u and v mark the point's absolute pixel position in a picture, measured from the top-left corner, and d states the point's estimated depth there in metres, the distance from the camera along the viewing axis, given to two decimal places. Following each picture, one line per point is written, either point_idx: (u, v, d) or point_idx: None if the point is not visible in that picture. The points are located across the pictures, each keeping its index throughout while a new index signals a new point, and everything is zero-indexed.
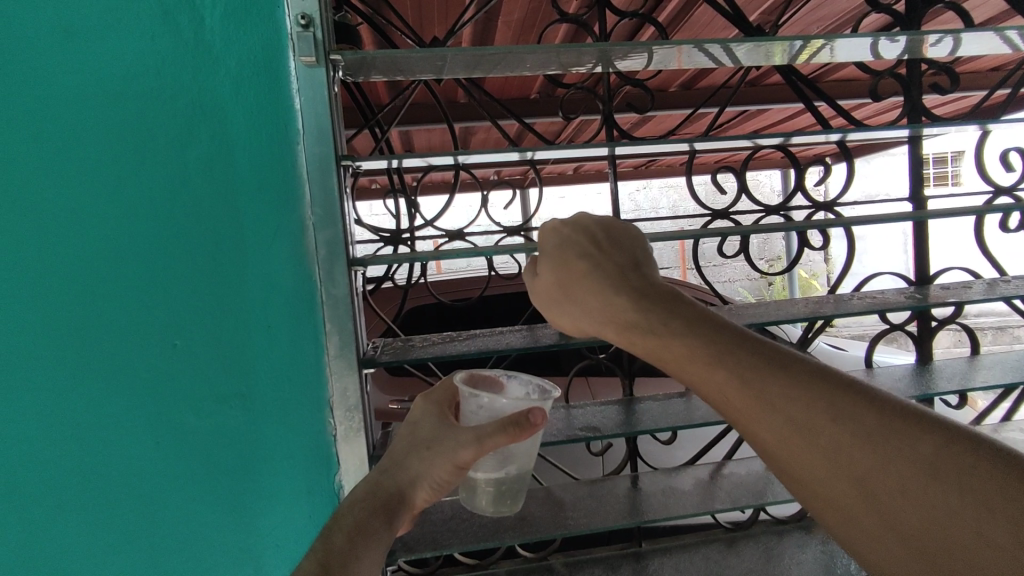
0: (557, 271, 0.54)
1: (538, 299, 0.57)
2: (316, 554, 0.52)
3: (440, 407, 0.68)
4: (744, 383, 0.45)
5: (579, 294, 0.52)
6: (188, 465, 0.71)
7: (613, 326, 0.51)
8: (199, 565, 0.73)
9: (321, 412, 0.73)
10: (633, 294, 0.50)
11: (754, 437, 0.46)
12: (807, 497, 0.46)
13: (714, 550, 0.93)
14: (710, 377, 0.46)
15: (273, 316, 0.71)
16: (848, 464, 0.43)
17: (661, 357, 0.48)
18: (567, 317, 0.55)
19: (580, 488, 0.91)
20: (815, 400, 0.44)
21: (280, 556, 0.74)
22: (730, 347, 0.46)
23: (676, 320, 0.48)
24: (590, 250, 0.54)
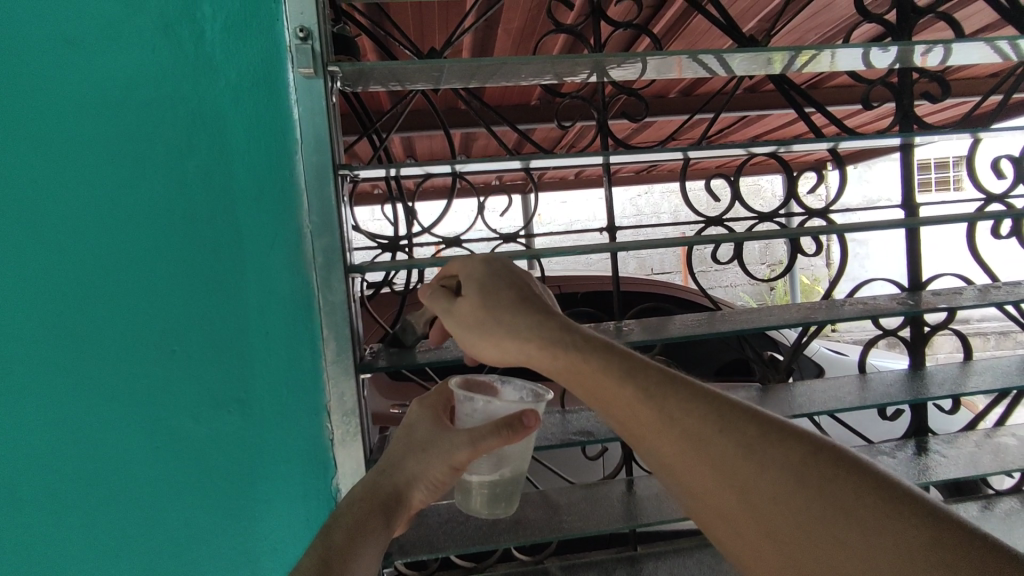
0: (483, 296, 0.58)
1: (452, 325, 0.59)
2: (315, 553, 0.53)
3: (435, 411, 0.69)
4: (649, 399, 0.54)
5: (506, 315, 0.56)
6: (187, 469, 0.72)
7: (536, 350, 0.56)
8: (197, 567, 0.74)
9: (319, 416, 0.74)
10: (558, 320, 0.56)
11: (655, 450, 0.55)
12: (702, 506, 0.53)
13: (708, 553, 0.94)
14: (622, 395, 0.54)
15: (270, 321, 0.73)
16: (732, 471, 0.51)
17: (578, 379, 0.56)
18: (488, 341, 0.57)
19: (575, 492, 0.92)
20: (707, 415, 0.53)
21: (277, 558, 0.75)
22: (641, 369, 0.55)
23: (594, 343, 0.56)
24: (514, 283, 0.60)
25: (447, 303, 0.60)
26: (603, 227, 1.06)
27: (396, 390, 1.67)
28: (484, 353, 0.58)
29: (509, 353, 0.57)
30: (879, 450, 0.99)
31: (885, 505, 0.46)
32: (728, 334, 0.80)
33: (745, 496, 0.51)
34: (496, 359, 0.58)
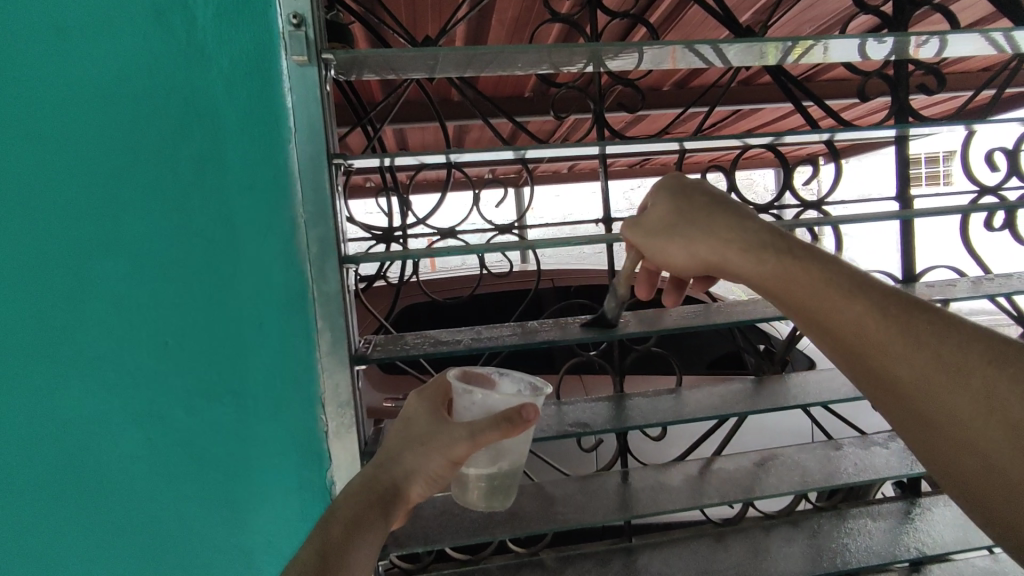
0: (678, 204, 0.59)
1: (640, 239, 0.61)
2: (308, 550, 0.52)
3: (434, 404, 0.69)
4: (888, 318, 0.50)
5: (706, 220, 0.57)
6: (181, 462, 0.72)
7: (741, 257, 0.55)
8: (191, 561, 0.74)
9: (314, 409, 0.73)
10: (762, 230, 0.55)
11: (889, 378, 0.51)
12: (936, 437, 0.50)
13: (703, 544, 0.94)
14: (855, 314, 0.51)
15: (265, 312, 0.72)
16: (994, 406, 0.48)
17: (799, 293, 0.53)
18: (680, 244, 0.58)
19: (571, 483, 0.92)
20: (959, 343, 0.49)
21: (273, 551, 0.75)
22: (869, 286, 0.52)
23: (811, 256, 0.53)
24: (707, 193, 0.60)
25: (637, 219, 0.62)
26: (598, 218, 1.05)
27: (389, 383, 1.67)
28: (673, 261, 0.59)
29: (706, 257, 0.57)
30: (872, 440, 1.00)
31: None
32: (725, 325, 0.80)
33: (995, 429, 0.48)
34: (682, 266, 0.59)
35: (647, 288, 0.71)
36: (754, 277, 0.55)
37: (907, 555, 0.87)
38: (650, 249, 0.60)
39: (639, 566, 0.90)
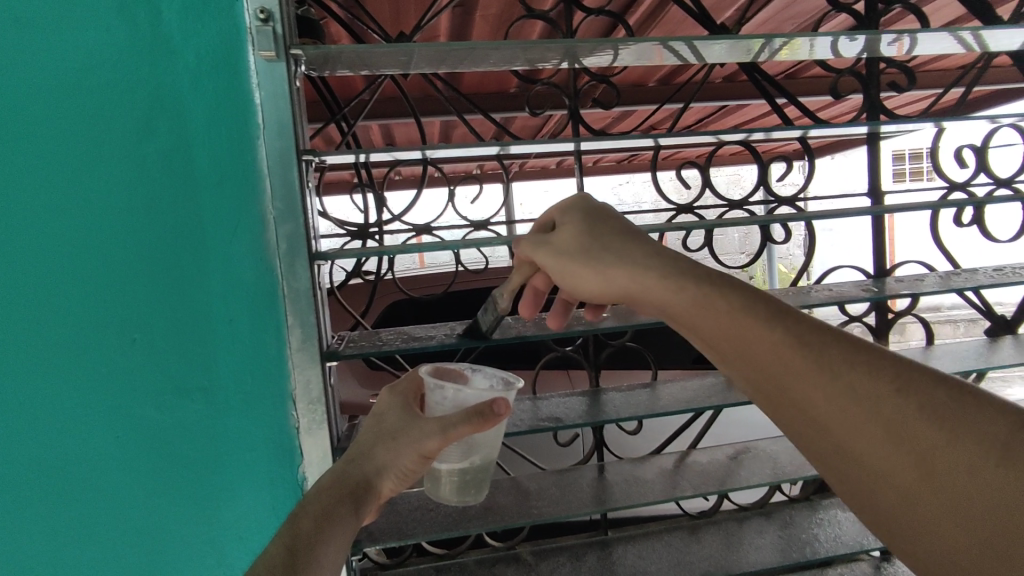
0: (587, 226, 0.57)
1: (546, 258, 0.59)
2: (283, 541, 0.52)
3: (405, 399, 0.69)
4: (801, 345, 0.46)
5: (616, 244, 0.55)
6: (153, 460, 0.72)
7: (653, 283, 0.52)
8: (161, 558, 0.73)
9: (285, 403, 0.75)
10: (671, 256, 0.53)
11: (805, 409, 0.46)
12: (856, 476, 0.44)
13: (677, 537, 0.95)
14: (766, 339, 0.47)
15: (236, 307, 0.72)
16: (912, 442, 0.42)
17: (709, 320, 0.50)
18: (593, 269, 0.55)
19: (546, 478, 0.92)
20: (874, 371, 0.44)
21: (244, 547, 0.76)
22: (779, 312, 0.48)
23: (720, 281, 0.50)
24: (618, 220, 0.59)
25: (544, 240, 0.60)
26: None
27: (372, 380, 1.66)
28: (582, 285, 0.56)
29: (618, 285, 0.54)
30: None
31: None
32: None
33: (913, 466, 0.41)
34: (593, 292, 0.56)
35: (530, 309, 0.67)
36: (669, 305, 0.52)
37: (876, 544, 0.89)
38: (556, 271, 0.58)
39: (614, 559, 0.91)
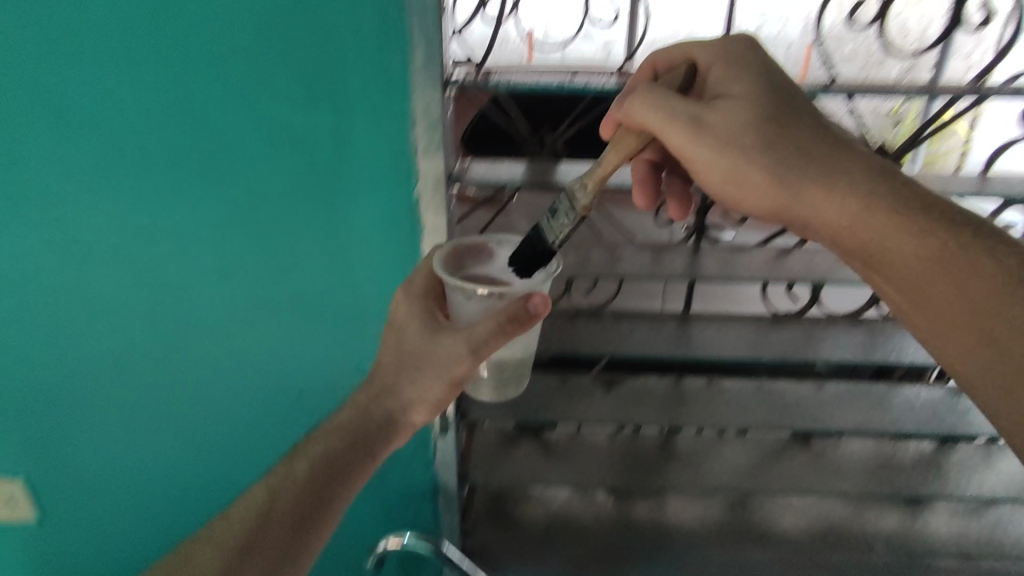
0: (759, 120, 0.64)
1: (700, 153, 0.65)
2: (313, 477, 0.76)
3: (425, 303, 0.75)
4: (932, 250, 0.63)
5: (790, 152, 0.64)
6: (293, 167, 0.81)
7: (828, 201, 0.64)
8: (305, 250, 0.86)
9: (405, 125, 0.79)
10: (847, 180, 0.63)
11: (921, 297, 0.65)
12: (952, 338, 0.64)
13: (757, 324, 0.97)
14: (908, 246, 0.63)
15: (363, 21, 0.73)
16: (992, 316, 0.61)
17: (869, 229, 0.64)
18: (767, 174, 0.64)
19: (638, 248, 0.93)
20: (981, 264, 0.62)
21: (371, 252, 0.86)
22: (929, 221, 0.63)
23: (888, 202, 0.63)
24: (798, 110, 0.65)
25: (682, 104, 0.65)
26: None
27: None
28: (746, 185, 0.65)
29: (808, 209, 0.65)
30: None
31: None
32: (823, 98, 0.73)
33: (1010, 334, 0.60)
34: (762, 199, 0.65)
35: (646, 202, 0.81)
36: (888, 245, 0.64)
37: None
38: (710, 161, 0.65)
39: (690, 334, 0.95)
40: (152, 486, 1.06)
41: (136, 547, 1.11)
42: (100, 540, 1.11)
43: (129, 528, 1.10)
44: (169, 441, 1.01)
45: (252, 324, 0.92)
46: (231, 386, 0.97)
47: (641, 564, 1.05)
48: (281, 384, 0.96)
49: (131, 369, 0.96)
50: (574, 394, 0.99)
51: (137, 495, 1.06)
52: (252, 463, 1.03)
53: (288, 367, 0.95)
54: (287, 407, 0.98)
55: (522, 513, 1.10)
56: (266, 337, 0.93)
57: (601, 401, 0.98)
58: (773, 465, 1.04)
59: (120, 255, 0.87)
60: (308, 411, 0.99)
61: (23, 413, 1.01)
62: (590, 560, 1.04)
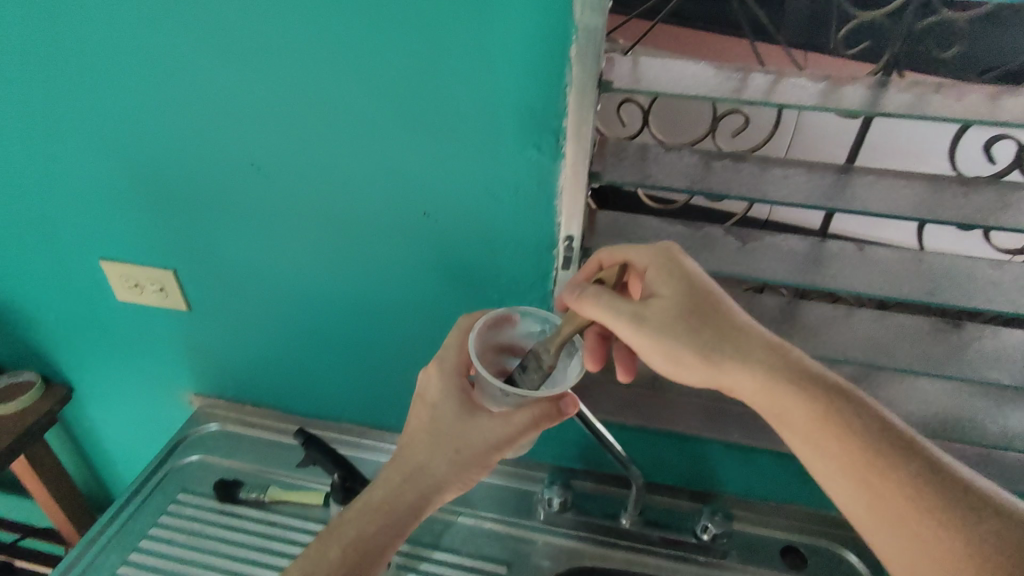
0: (677, 308, 0.74)
1: (639, 340, 0.74)
2: (355, 550, 0.78)
3: (459, 380, 0.80)
4: (823, 416, 0.70)
5: (699, 335, 0.73)
6: None
7: (733, 368, 0.72)
8: (427, 71, 0.73)
9: None
10: (743, 351, 0.72)
11: (816, 468, 0.72)
12: (843, 500, 0.71)
13: (939, 182, 0.80)
14: (800, 413, 0.71)
15: None
16: (878, 489, 0.68)
17: (770, 400, 0.72)
18: (679, 356, 0.73)
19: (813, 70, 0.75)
20: (868, 435, 0.69)
21: (502, 78, 0.72)
22: (817, 391, 0.71)
23: (785, 375, 0.71)
24: (708, 294, 0.74)
25: (615, 297, 0.73)
26: None
27: None
28: (665, 358, 0.74)
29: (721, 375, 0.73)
30: None
31: (977, 508, 0.64)
32: None
33: (889, 501, 0.67)
34: (677, 369, 0.75)
35: (593, 360, 0.84)
36: (783, 408, 0.72)
37: None
38: (646, 346, 0.74)
39: (850, 186, 0.80)
40: (254, 324, 1.05)
41: (252, 364, 1.12)
42: (216, 354, 1.13)
43: (244, 345, 1.09)
44: (282, 263, 0.95)
45: (360, 163, 0.82)
46: (343, 208, 0.87)
47: (742, 424, 1.03)
48: (386, 234, 0.88)
49: (243, 179, 0.87)
50: (709, 245, 0.90)
51: (250, 316, 1.04)
52: (364, 295, 0.96)
53: (397, 224, 0.87)
54: (392, 260, 0.91)
55: None
56: (383, 151, 0.80)
57: (739, 257, 0.88)
58: (907, 345, 0.93)
59: (220, 67, 0.77)
60: (423, 241, 0.88)
61: (138, 220, 0.96)
62: (688, 415, 1.04)
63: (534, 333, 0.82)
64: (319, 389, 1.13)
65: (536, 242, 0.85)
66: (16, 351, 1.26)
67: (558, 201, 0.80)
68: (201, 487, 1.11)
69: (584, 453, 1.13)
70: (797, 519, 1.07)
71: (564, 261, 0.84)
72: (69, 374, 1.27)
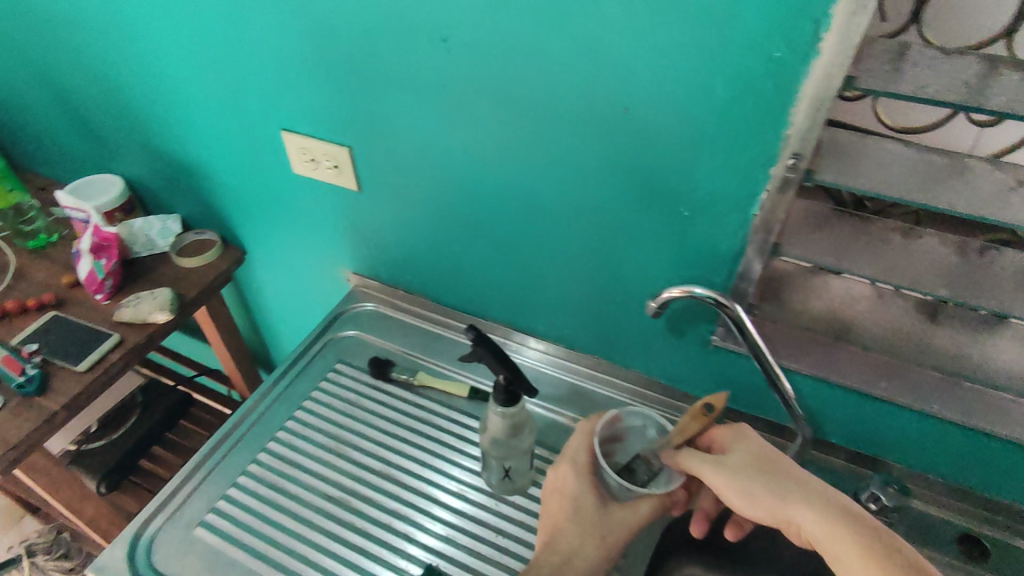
0: (748, 459, 0.79)
1: (716, 476, 0.78)
2: None
3: (589, 471, 0.85)
4: (868, 548, 0.67)
5: (763, 479, 0.76)
6: None
7: (791, 505, 0.73)
8: None
9: None
10: (802, 491, 0.74)
11: None
12: None
13: None
14: (845, 542, 0.69)
15: None
16: None
17: (821, 532, 0.71)
18: (747, 494, 0.76)
19: None
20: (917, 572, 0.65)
21: None
22: (865, 528, 0.69)
23: (836, 510, 0.72)
24: (775, 455, 0.80)
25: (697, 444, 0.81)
26: None
27: None
28: (738, 497, 0.77)
29: (780, 513, 0.74)
30: None
31: None
32: None
33: None
34: (747, 507, 0.76)
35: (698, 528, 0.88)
36: (829, 538, 0.70)
37: None
38: (722, 484, 0.78)
39: None
40: (417, 212, 1.04)
41: (411, 252, 1.14)
42: (376, 236, 1.15)
43: (406, 231, 1.10)
44: (459, 152, 0.91)
45: (559, 47, 0.73)
46: (533, 98, 0.79)
47: (941, 394, 0.90)
48: (574, 132, 0.81)
49: (432, 57, 0.82)
50: (966, 179, 0.71)
51: (417, 204, 1.03)
52: (538, 197, 0.91)
53: (590, 124, 0.79)
54: (575, 161, 0.83)
55: (804, 303, 0.96)
56: (591, 34, 0.71)
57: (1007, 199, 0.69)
58: None
59: None
60: (615, 145, 0.79)
61: (321, 93, 0.95)
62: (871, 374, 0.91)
63: (634, 430, 0.92)
64: (471, 284, 1.12)
65: (750, 156, 0.73)
66: (200, 209, 1.36)
67: (793, 110, 0.68)
68: (357, 360, 1.18)
69: (738, 394, 1.03)
70: (975, 506, 0.96)
71: (782, 182, 0.73)
72: (243, 237, 1.37)
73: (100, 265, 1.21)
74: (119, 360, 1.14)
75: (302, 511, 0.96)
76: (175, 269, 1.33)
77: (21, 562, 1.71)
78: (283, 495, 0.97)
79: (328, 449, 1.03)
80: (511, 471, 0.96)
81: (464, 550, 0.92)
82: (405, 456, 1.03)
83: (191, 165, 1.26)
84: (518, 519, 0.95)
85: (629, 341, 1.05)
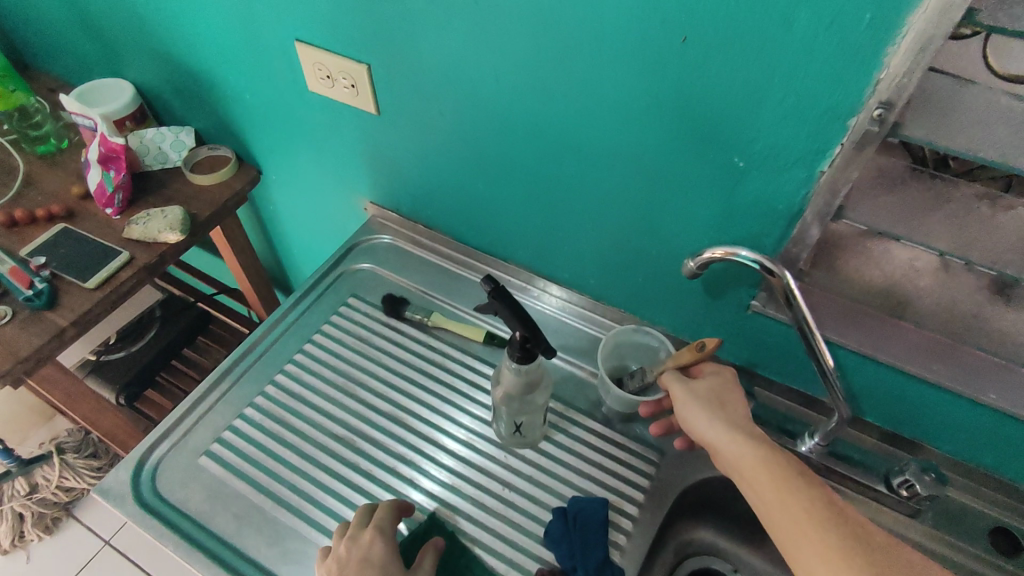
0: (711, 383, 0.80)
1: (676, 387, 0.81)
2: None
3: (383, 533, 0.78)
4: (763, 454, 0.69)
5: (704, 397, 0.78)
6: None
7: (712, 419, 0.75)
8: None
9: None
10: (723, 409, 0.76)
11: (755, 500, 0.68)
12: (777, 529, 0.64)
13: None
14: (745, 447, 0.70)
15: None
16: (798, 515, 0.62)
17: (728, 440, 0.72)
18: (688, 404, 0.78)
19: None
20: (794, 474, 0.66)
21: None
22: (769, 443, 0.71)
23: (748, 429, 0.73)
24: (728, 385, 0.80)
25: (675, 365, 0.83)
26: None
27: None
28: (682, 408, 0.79)
29: (702, 425, 0.75)
30: None
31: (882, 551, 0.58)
32: None
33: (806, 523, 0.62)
34: (687, 416, 0.78)
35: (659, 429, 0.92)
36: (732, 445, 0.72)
37: None
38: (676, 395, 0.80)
39: None
40: (438, 141, 0.96)
41: (430, 183, 1.06)
42: (394, 164, 1.07)
43: (424, 161, 1.02)
44: (488, 79, 0.82)
45: None
46: (576, 20, 0.69)
47: (1001, 383, 0.80)
48: (621, 65, 0.70)
49: None
50: None
51: (439, 133, 0.94)
52: (574, 135, 0.81)
53: (641, 57, 0.68)
54: (619, 99, 0.74)
55: (856, 272, 0.87)
56: None
57: None
58: None
59: None
60: (667, 82, 0.69)
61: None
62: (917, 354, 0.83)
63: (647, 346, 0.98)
64: (492, 223, 1.05)
65: (826, 104, 0.63)
66: (212, 124, 1.29)
67: (890, 52, 0.57)
68: (370, 296, 1.13)
69: (770, 362, 0.96)
70: (1014, 499, 0.90)
71: (862, 136, 0.63)
72: (257, 156, 1.29)
73: (109, 177, 1.16)
74: (130, 279, 1.11)
75: (307, 447, 0.94)
76: (188, 185, 1.27)
77: (51, 458, 1.72)
78: (288, 431, 0.95)
79: (336, 386, 1.00)
80: (523, 424, 0.91)
81: (469, 499, 0.90)
82: (413, 398, 0.99)
83: (200, 74, 1.17)
84: (526, 474, 0.92)
85: (657, 295, 0.97)
